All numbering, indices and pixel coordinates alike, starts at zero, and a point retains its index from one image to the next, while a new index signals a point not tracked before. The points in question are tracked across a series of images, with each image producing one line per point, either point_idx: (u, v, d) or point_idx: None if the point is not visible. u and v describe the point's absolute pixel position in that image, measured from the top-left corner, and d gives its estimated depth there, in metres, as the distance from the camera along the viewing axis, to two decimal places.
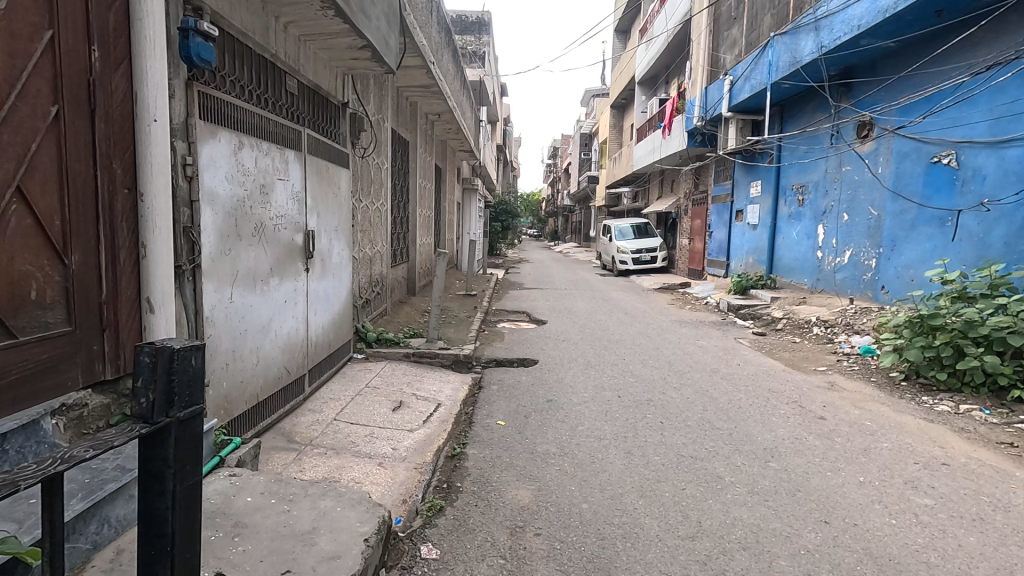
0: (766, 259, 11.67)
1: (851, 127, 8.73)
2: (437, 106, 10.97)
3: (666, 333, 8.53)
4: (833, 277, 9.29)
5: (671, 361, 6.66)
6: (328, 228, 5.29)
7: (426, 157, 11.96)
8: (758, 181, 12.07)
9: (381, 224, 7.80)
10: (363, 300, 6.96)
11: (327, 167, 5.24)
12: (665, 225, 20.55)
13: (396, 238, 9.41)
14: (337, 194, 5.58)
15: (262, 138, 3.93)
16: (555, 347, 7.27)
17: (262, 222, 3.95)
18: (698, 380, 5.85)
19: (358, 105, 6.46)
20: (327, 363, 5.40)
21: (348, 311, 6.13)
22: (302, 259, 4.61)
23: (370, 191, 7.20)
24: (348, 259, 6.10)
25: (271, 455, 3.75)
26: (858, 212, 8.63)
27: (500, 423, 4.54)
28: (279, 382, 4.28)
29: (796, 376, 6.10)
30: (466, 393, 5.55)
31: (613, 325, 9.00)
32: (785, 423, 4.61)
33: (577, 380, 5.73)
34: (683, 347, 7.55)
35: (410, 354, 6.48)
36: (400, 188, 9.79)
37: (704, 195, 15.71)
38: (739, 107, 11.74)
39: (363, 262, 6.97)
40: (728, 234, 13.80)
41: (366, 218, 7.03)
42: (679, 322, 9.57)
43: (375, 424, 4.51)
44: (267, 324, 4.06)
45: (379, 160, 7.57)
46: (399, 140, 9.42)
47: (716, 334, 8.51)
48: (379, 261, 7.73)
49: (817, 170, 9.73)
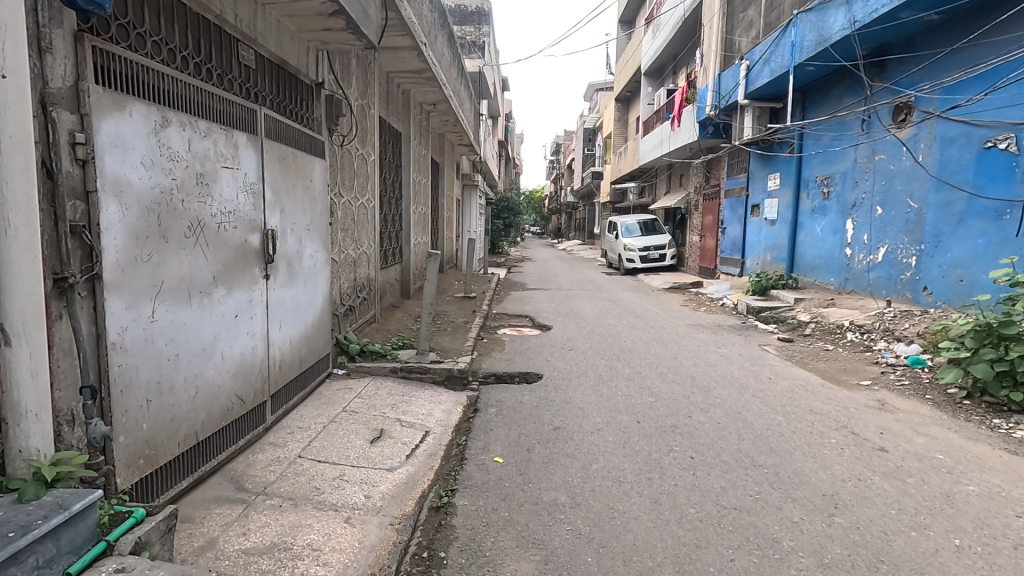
0: (786, 257, 10.87)
1: (887, 111, 7.92)
2: (432, 94, 10.19)
3: (683, 340, 7.75)
4: (864, 276, 8.50)
5: (693, 375, 5.88)
6: (296, 226, 4.53)
7: (421, 150, 11.18)
8: (777, 173, 11.25)
9: (367, 223, 7.02)
10: (345, 308, 6.20)
11: (294, 156, 4.49)
12: (673, 221, 19.79)
13: (386, 238, 8.64)
14: (308, 187, 4.81)
15: (199, 115, 3.18)
16: (561, 359, 6.50)
17: (199, 219, 3.19)
18: (728, 398, 5.07)
19: (336, 86, 5.69)
20: (298, 384, 4.65)
21: (326, 321, 5.37)
22: (258, 264, 3.86)
23: (354, 186, 6.43)
24: (325, 262, 5.34)
25: (210, 513, 2.99)
26: (894, 205, 7.83)
27: (498, 461, 3.77)
28: (230, 413, 3.53)
29: (838, 393, 5.32)
30: (459, 417, 4.80)
31: (624, 331, 8.20)
32: (840, 456, 3.84)
33: (589, 400, 4.96)
34: (704, 357, 6.77)
35: (398, 369, 5.71)
36: (392, 183, 9.02)
37: (716, 189, 14.90)
38: (756, 94, 10.94)
39: (345, 265, 6.20)
40: (742, 230, 13.01)
41: (348, 216, 6.25)
42: (695, 327, 8.79)
43: (347, 462, 3.76)
44: (212, 346, 3.31)
45: (363, 152, 6.81)
46: (389, 131, 8.63)
47: (738, 341, 7.72)
48: (365, 263, 6.97)
49: (846, 160, 8.94)
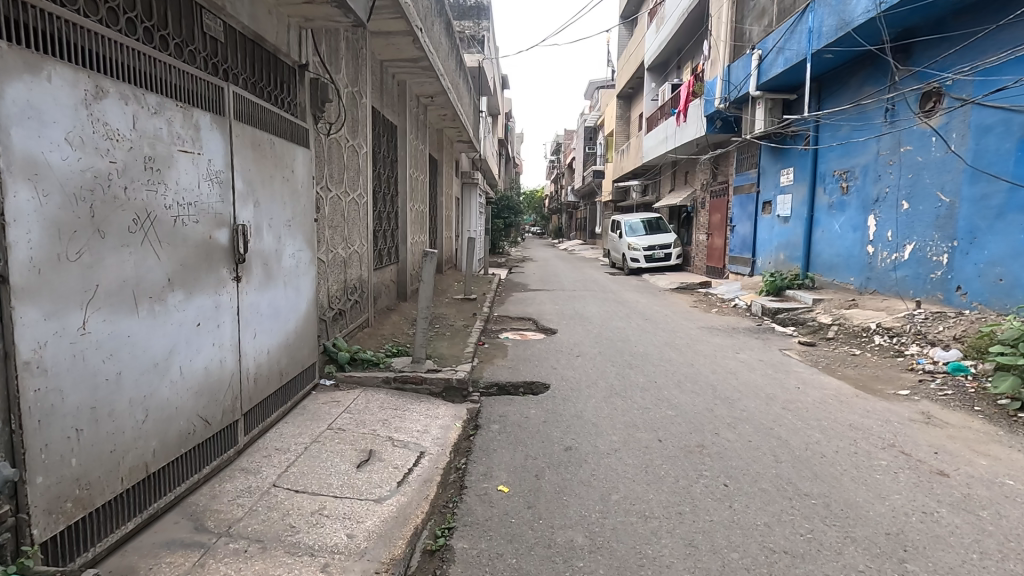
0: (801, 256, 10.37)
1: (915, 99, 7.41)
2: (429, 86, 9.71)
3: (697, 344, 7.26)
4: (888, 276, 8.01)
5: (714, 384, 5.38)
6: (274, 222, 4.03)
7: (418, 144, 10.68)
8: (791, 167, 10.75)
9: (359, 221, 6.52)
10: (334, 313, 5.70)
11: (272, 143, 3.99)
12: (677, 220, 19.29)
13: (380, 236, 8.15)
14: (289, 178, 4.31)
15: (148, 88, 2.68)
16: (568, 366, 6.00)
17: (150, 211, 2.69)
18: (756, 412, 4.57)
19: (322, 70, 5.20)
20: (277, 399, 4.16)
21: (311, 327, 4.88)
22: (227, 263, 3.36)
23: (344, 181, 5.94)
24: (311, 262, 4.84)
25: (159, 562, 2.49)
26: (921, 199, 7.34)
27: (503, 491, 3.26)
28: (191, 438, 3.03)
29: (877, 404, 4.83)
30: (458, 435, 4.30)
31: (634, 335, 7.71)
32: (896, 483, 3.34)
33: (602, 415, 4.47)
34: (722, 363, 6.28)
35: (392, 379, 5.22)
36: (386, 178, 8.53)
37: (724, 186, 14.40)
38: (768, 85, 10.46)
39: (334, 266, 5.70)
40: (753, 228, 12.51)
41: (337, 213, 5.75)
42: (708, 330, 8.29)
43: (328, 492, 3.25)
44: (167, 360, 2.82)
45: (354, 144, 6.31)
46: (382, 123, 8.13)
47: (757, 346, 7.23)
48: (356, 264, 6.46)
49: (867, 153, 8.45)
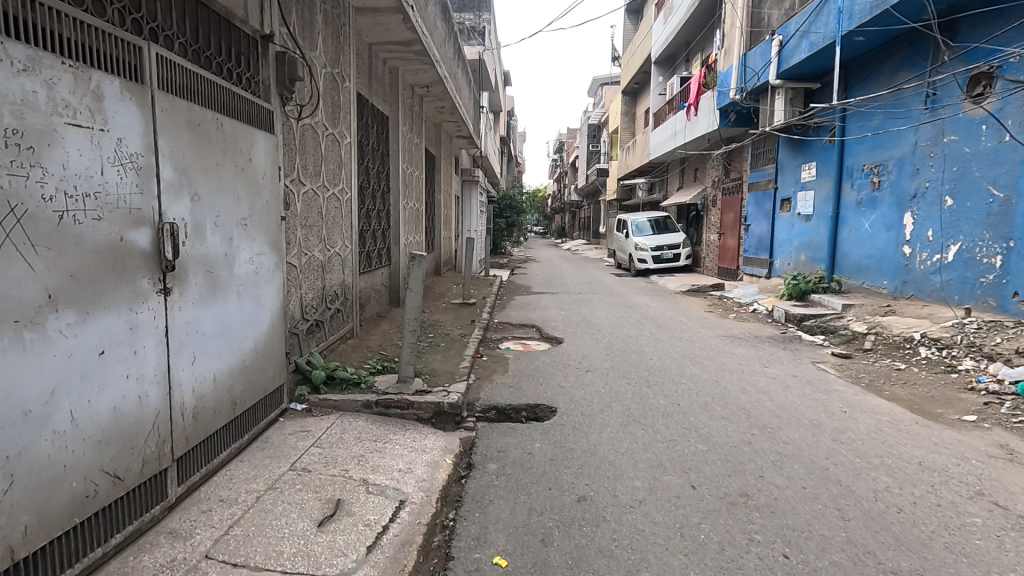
0: (825, 257, 9.62)
1: (963, 83, 6.66)
2: (424, 74, 8.99)
3: (719, 357, 6.53)
4: (927, 280, 7.27)
5: (746, 407, 4.66)
6: (223, 220, 3.31)
7: (413, 138, 9.98)
8: (815, 162, 9.99)
9: (341, 220, 5.80)
10: (310, 325, 4.98)
11: (219, 123, 3.26)
12: (686, 219, 18.53)
13: (369, 236, 7.44)
14: (245, 166, 3.59)
15: (13, 35, 1.97)
16: (577, 385, 5.27)
17: (17, 204, 1.99)
18: (804, 447, 3.83)
19: (291, 43, 4.46)
20: (229, 434, 3.44)
21: (278, 343, 4.16)
22: (148, 272, 2.63)
23: (321, 174, 5.21)
24: (276, 268, 4.12)
25: None
26: (968, 195, 6.60)
27: (500, 567, 2.54)
28: (89, 502, 2.31)
29: (943, 434, 4.10)
30: (447, 476, 3.57)
31: (648, 345, 6.98)
32: (1005, 552, 2.61)
33: (620, 452, 3.73)
34: (752, 380, 5.55)
35: (374, 404, 4.51)
36: (376, 173, 7.82)
37: (737, 182, 13.67)
38: (790, 73, 9.72)
39: (309, 272, 4.97)
40: (770, 227, 11.76)
41: (312, 210, 5.01)
42: (729, 339, 7.56)
43: (276, 566, 2.52)
44: (47, 405, 2.10)
45: (334, 131, 5.59)
46: (370, 113, 7.42)
47: (786, 358, 6.48)
48: (338, 268, 5.75)
49: (905, 144, 7.71)
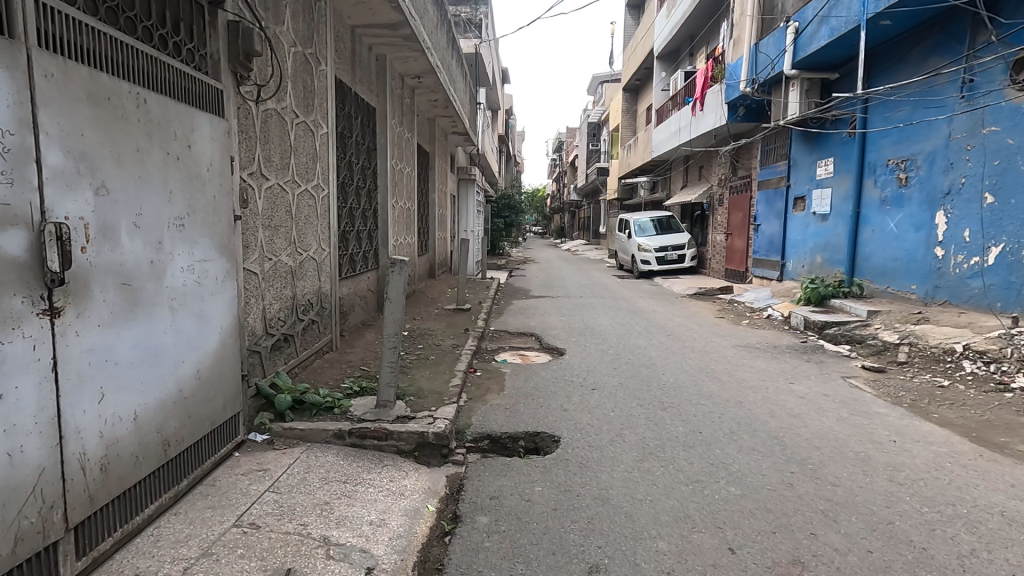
0: (844, 259, 9.00)
1: (1008, 68, 6.03)
2: (414, 63, 8.36)
3: (738, 371, 5.90)
4: (964, 284, 6.65)
5: (778, 435, 4.03)
6: (149, 219, 2.67)
7: (404, 133, 9.35)
8: (833, 157, 9.37)
9: (316, 221, 5.15)
10: (275, 341, 4.33)
11: (139, 99, 2.61)
12: (691, 218, 17.92)
13: (352, 238, 6.81)
14: (180, 153, 2.95)
15: None
16: (582, 407, 4.63)
17: None
18: (857, 491, 3.18)
19: (248, 12, 3.81)
20: (158, 481, 2.80)
21: (230, 365, 3.53)
22: (21, 288, 2.00)
23: (290, 167, 4.56)
24: (226, 277, 3.47)
25: None
26: (1013, 191, 5.99)
27: None
28: None
29: (1018, 472, 3.46)
30: (428, 531, 2.94)
31: (659, 358, 6.33)
32: None
33: (638, 500, 3.09)
34: (778, 399, 4.93)
35: (347, 434, 3.87)
36: (361, 169, 7.20)
37: (746, 180, 13.06)
38: (807, 62, 9.09)
39: (274, 279, 4.32)
40: (782, 227, 11.14)
41: (278, 209, 4.36)
42: (746, 350, 6.94)
43: None
44: None
45: (308, 119, 4.94)
46: (353, 103, 6.78)
47: (812, 373, 5.85)
48: (312, 274, 5.11)
49: (936, 137, 7.11)
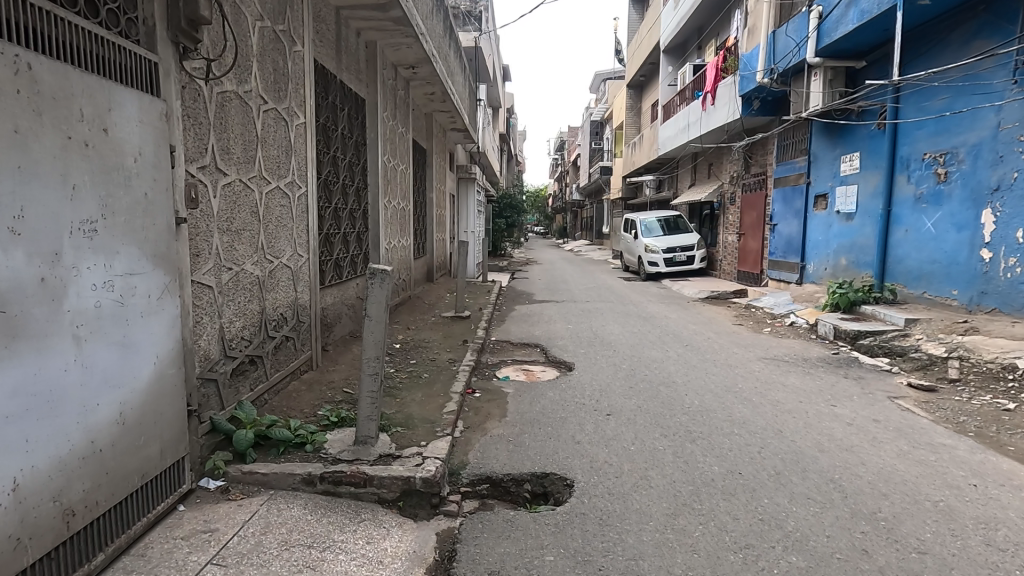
0: (873, 262, 8.34)
1: None
2: (407, 51, 7.72)
3: (768, 389, 5.25)
4: (1016, 291, 6.00)
5: (834, 477, 3.38)
6: (37, 222, 2.04)
7: (398, 127, 8.72)
8: (860, 152, 8.70)
9: (290, 223, 4.50)
10: (237, 365, 3.68)
11: (19, 63, 1.98)
12: (699, 218, 17.27)
13: (338, 242, 6.17)
14: (93, 136, 2.31)
15: None
16: (597, 439, 3.98)
17: None
18: (951, 562, 2.53)
19: None
20: (54, 564, 2.15)
21: (172, 400, 2.88)
22: None
23: (257, 161, 3.91)
24: (167, 292, 2.83)
25: None
26: None
27: None
28: None
29: None
30: None
31: (679, 374, 5.67)
32: None
33: None
34: (822, 426, 4.27)
35: (318, 479, 3.22)
36: (349, 165, 6.56)
37: (760, 178, 12.40)
38: (831, 50, 8.43)
39: (236, 292, 3.66)
40: (802, 227, 10.48)
41: (241, 209, 3.70)
42: (773, 363, 6.29)
43: None
44: None
45: (280, 106, 4.28)
46: (339, 93, 6.14)
47: (853, 392, 5.19)
48: (286, 284, 4.48)
49: (982, 127, 6.45)
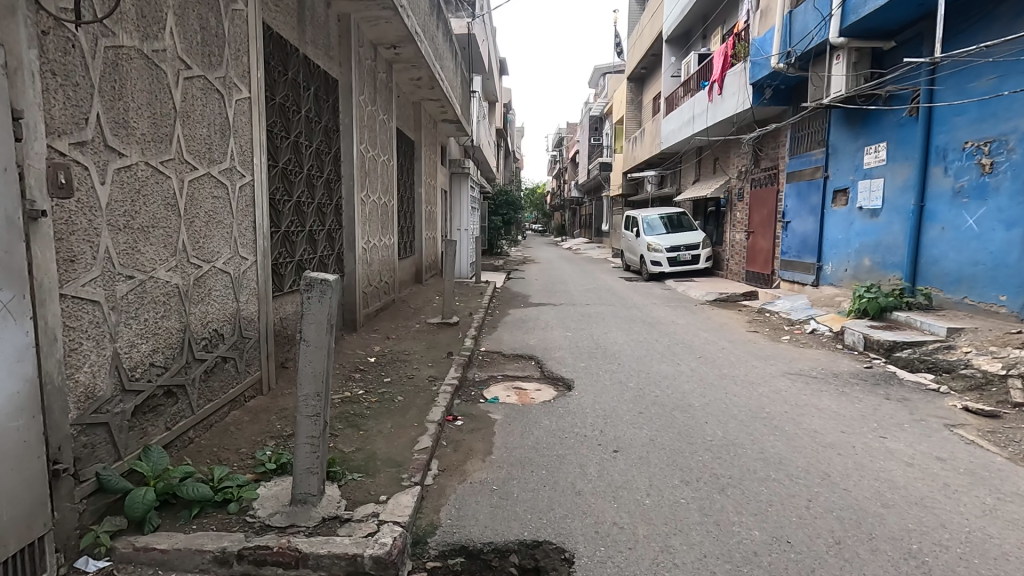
0: (902, 263, 7.58)
1: None
2: (387, 28, 6.89)
3: (802, 415, 4.45)
4: None
5: (912, 550, 2.59)
6: None
7: (380, 114, 7.90)
8: (887, 141, 7.92)
9: (227, 219, 3.69)
10: (143, 401, 2.87)
11: None
12: (704, 215, 16.48)
13: (302, 242, 5.36)
14: None
15: None
16: (603, 488, 3.19)
17: None
18: None
19: None
20: None
21: (17, 464, 2.06)
22: None
23: (173, 141, 3.09)
24: (4, 313, 2.01)
25: None
26: None
27: None
28: None
29: None
30: None
31: (695, 395, 4.89)
32: None
33: None
34: (877, 468, 3.48)
35: (234, 559, 2.42)
36: (316, 153, 5.75)
37: (771, 172, 11.62)
38: (856, 30, 7.66)
39: (142, 308, 2.86)
40: (817, 225, 9.70)
41: (149, 202, 2.89)
42: (800, 379, 5.52)
43: None
44: None
45: (212, 74, 3.47)
46: (302, 70, 5.33)
47: (902, 419, 4.40)
48: (223, 292, 3.68)
49: None
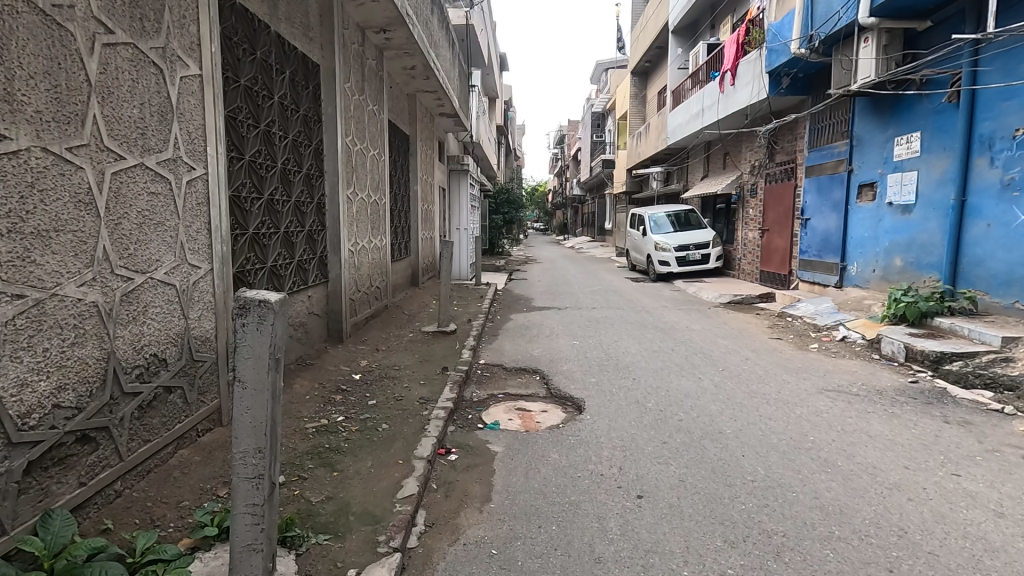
0: (941, 262, 6.92)
1: None
2: (373, 7, 6.24)
3: (853, 445, 3.81)
4: None
5: None
6: None
7: (368, 104, 7.26)
8: (922, 130, 7.25)
9: (170, 220, 3.06)
10: (44, 453, 2.26)
11: None
12: (713, 213, 15.81)
13: (277, 245, 4.74)
14: None
15: None
16: (630, 555, 2.54)
17: None
18: None
19: None
20: None
21: None
22: None
23: (88, 123, 2.46)
24: None
25: None
26: None
27: None
28: None
29: None
30: None
31: (725, 419, 4.25)
32: None
33: None
34: (961, 521, 2.84)
35: None
36: (294, 144, 5.13)
37: (787, 167, 10.97)
38: (889, 10, 6.99)
39: (40, 334, 2.23)
40: (841, 222, 9.05)
41: (50, 198, 2.26)
42: (841, 396, 4.87)
43: None
44: None
45: (146, 44, 2.84)
46: (275, 50, 4.70)
47: (971, 449, 3.75)
48: (166, 308, 3.05)
49: None
